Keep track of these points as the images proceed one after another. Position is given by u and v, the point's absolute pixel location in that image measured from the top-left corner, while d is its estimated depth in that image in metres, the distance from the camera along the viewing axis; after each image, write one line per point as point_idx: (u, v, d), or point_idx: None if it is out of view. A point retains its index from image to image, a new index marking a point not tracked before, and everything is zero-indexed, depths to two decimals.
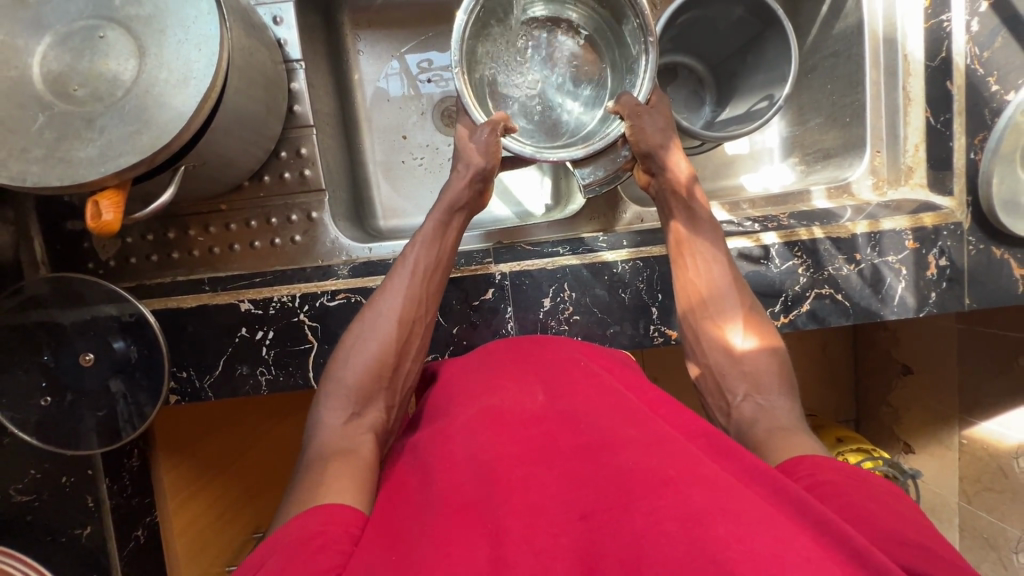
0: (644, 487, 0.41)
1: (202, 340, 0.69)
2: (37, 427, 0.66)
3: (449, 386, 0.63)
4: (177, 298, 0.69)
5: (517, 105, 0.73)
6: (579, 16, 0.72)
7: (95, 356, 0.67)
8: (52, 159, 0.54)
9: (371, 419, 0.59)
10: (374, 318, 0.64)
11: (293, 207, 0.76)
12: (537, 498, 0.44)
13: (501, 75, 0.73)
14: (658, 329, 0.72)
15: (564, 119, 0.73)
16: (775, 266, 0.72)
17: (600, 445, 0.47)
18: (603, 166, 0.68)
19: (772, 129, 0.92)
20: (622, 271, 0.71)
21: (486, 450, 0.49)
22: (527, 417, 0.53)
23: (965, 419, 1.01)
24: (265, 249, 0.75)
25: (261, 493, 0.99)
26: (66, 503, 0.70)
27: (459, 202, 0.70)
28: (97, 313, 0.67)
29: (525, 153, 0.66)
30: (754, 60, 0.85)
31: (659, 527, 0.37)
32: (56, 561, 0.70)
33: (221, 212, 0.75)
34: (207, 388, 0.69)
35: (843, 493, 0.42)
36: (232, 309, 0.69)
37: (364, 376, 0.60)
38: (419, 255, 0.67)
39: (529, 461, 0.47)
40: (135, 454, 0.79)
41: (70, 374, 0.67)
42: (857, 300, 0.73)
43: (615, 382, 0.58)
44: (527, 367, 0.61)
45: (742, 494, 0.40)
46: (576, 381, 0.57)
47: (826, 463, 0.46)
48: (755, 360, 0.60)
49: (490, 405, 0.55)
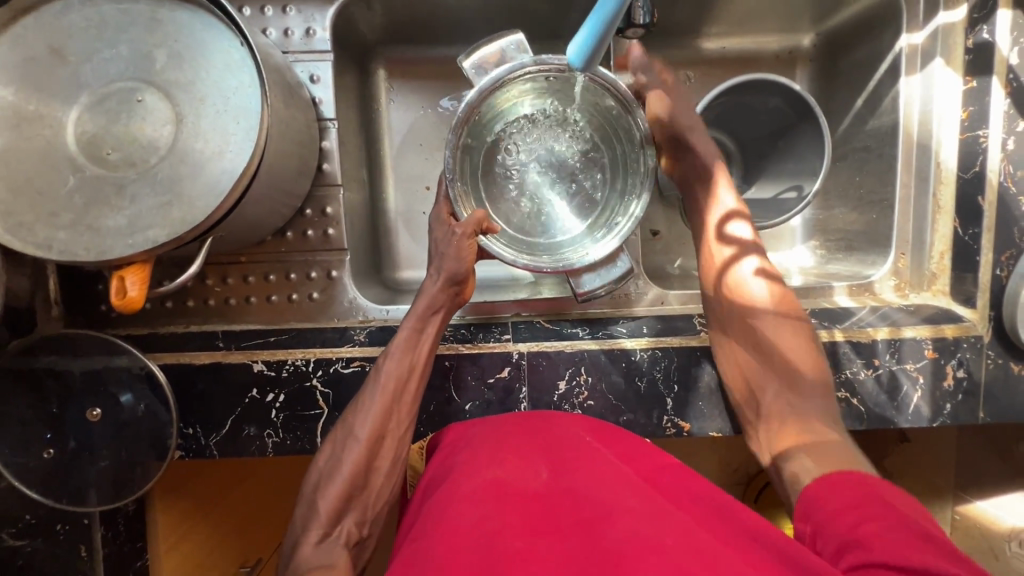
0: (647, 563, 0.42)
1: (211, 398, 0.68)
2: (43, 481, 0.65)
3: (447, 446, 0.63)
4: (190, 353, 0.68)
5: (515, 200, 0.77)
6: (585, 119, 0.75)
7: (102, 411, 0.66)
8: (80, 227, 0.53)
9: (345, 533, 0.58)
10: (347, 432, 0.63)
11: (313, 264, 0.74)
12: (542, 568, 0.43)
13: (501, 171, 0.76)
14: (671, 420, 0.71)
15: (561, 220, 0.76)
16: None
17: (601, 518, 0.48)
18: (599, 276, 0.70)
19: None
20: (640, 359, 0.71)
21: (492, 515, 0.49)
22: (534, 490, 0.53)
23: (958, 494, 1.02)
24: (281, 304, 0.74)
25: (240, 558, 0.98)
26: (59, 551, 0.69)
27: (434, 304, 0.68)
28: (108, 366, 0.66)
29: (515, 262, 0.69)
30: (785, 146, 0.85)
31: None
32: None
33: (241, 263, 0.74)
34: (212, 446, 0.68)
35: (860, 537, 0.45)
36: (245, 369, 0.68)
37: (335, 501, 0.59)
38: (391, 367, 0.65)
39: (531, 531, 0.47)
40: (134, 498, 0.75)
41: (77, 425, 0.66)
42: (872, 405, 0.73)
43: (614, 455, 0.58)
44: (529, 432, 0.61)
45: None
46: (580, 451, 0.57)
47: (843, 481, 0.52)
48: (799, 465, 0.57)
49: (497, 472, 0.54)
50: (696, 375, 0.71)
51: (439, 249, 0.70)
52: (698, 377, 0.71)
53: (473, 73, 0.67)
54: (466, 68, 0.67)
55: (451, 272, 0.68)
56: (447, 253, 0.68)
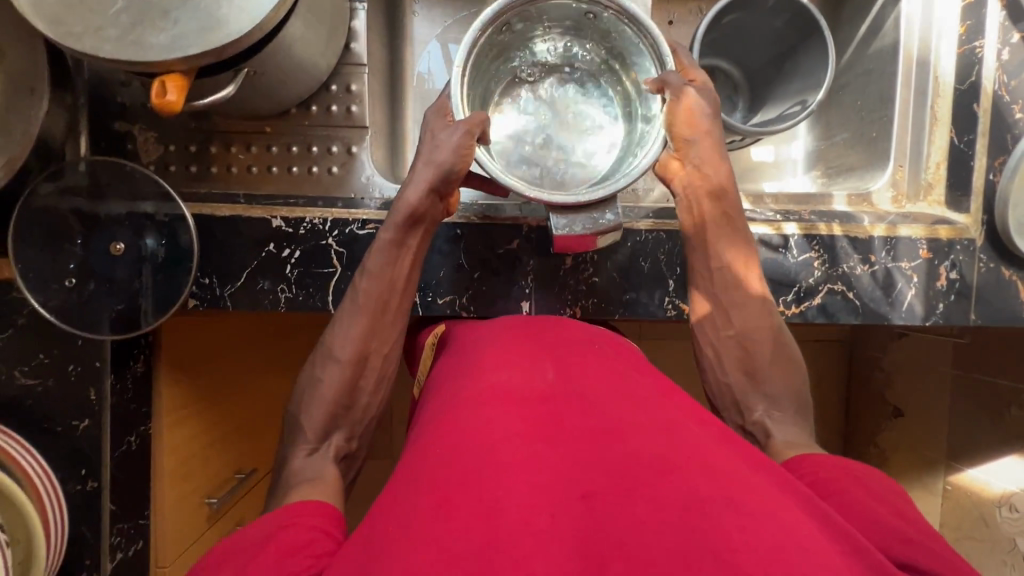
0: (648, 474, 0.39)
1: (230, 250, 0.70)
2: (61, 311, 0.66)
3: (451, 359, 0.62)
4: (212, 205, 0.71)
5: (516, 134, 0.79)
6: (596, 62, 0.78)
7: (125, 246, 0.69)
8: (125, 41, 0.55)
9: (333, 448, 0.61)
10: (326, 353, 0.65)
11: (335, 140, 0.78)
12: (534, 472, 0.40)
13: (507, 102, 0.79)
14: (672, 301, 0.74)
15: (559, 159, 0.78)
16: (792, 256, 0.74)
17: (607, 426, 0.44)
18: (581, 223, 0.63)
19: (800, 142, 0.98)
20: (645, 239, 0.73)
21: (487, 420, 0.45)
22: (533, 392, 0.49)
23: (952, 464, 1.17)
24: (302, 175, 0.77)
25: (222, 453, 1.00)
26: (69, 392, 0.71)
27: (418, 214, 0.67)
28: (134, 207, 0.69)
29: (505, 182, 0.62)
30: (791, 69, 0.89)
31: (661, 512, 0.36)
32: (51, 451, 0.70)
33: (265, 134, 0.77)
34: (227, 298, 0.70)
35: (840, 486, 0.47)
36: (264, 224, 0.70)
37: (320, 416, 0.62)
38: (370, 286, 0.66)
39: (530, 437, 0.43)
40: (141, 360, 0.77)
41: (102, 259, 0.68)
42: (867, 300, 0.75)
43: (621, 363, 0.57)
44: (533, 343, 0.58)
45: (750, 492, 0.38)
46: (583, 363, 0.54)
47: (825, 462, 0.51)
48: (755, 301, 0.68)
49: (494, 380, 0.51)
50: None
51: (428, 142, 0.67)
52: None
53: None
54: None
55: (445, 163, 0.65)
56: (440, 145, 0.65)
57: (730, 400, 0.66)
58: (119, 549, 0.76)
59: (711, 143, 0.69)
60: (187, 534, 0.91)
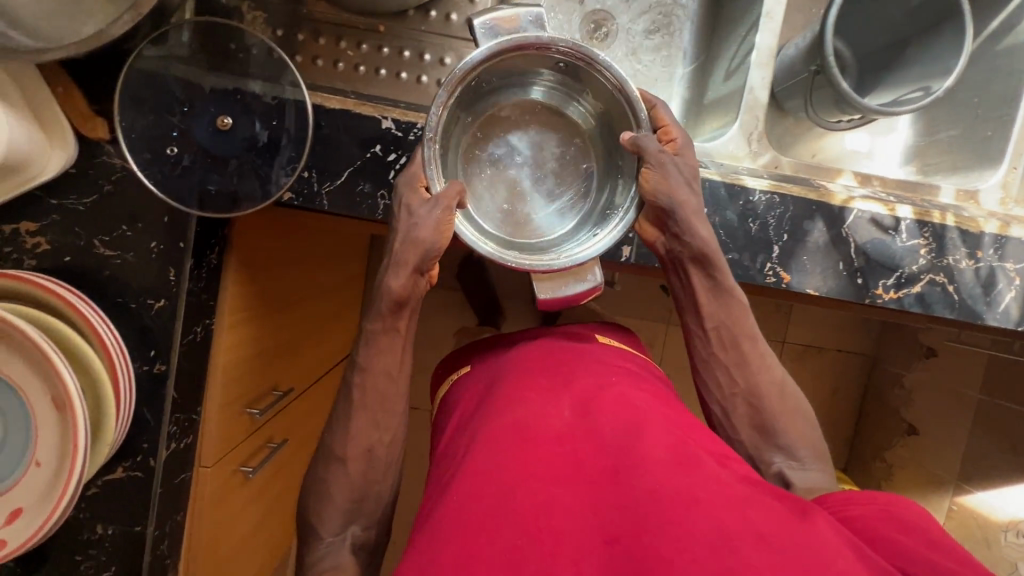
0: (665, 509, 0.50)
1: (331, 144, 0.66)
2: (159, 177, 0.64)
3: (491, 386, 0.73)
4: (321, 96, 0.68)
5: (489, 181, 0.70)
6: (580, 114, 0.71)
7: (231, 122, 0.67)
8: None
9: (352, 536, 0.68)
10: (331, 453, 0.68)
11: (447, 51, 0.74)
12: (561, 517, 0.53)
13: (479, 145, 0.70)
14: (774, 268, 0.72)
15: (533, 218, 0.71)
16: (901, 239, 0.72)
17: (627, 466, 0.56)
18: (569, 283, 0.64)
19: (896, 137, 0.97)
20: (758, 201, 0.71)
21: (515, 464, 0.57)
22: (553, 433, 0.61)
23: (962, 485, 1.17)
24: (410, 82, 0.73)
25: (268, 368, 1.01)
26: (149, 270, 0.68)
27: (401, 299, 0.66)
28: (241, 86, 0.67)
29: (486, 251, 0.62)
30: (914, 53, 0.86)
31: (684, 550, 0.48)
32: (123, 328, 0.68)
33: (378, 34, 0.73)
34: (324, 196, 0.67)
35: (867, 526, 0.52)
36: (373, 124, 0.67)
37: (344, 502, 0.67)
38: (360, 382, 0.69)
39: (554, 481, 0.56)
40: (214, 252, 0.75)
41: (207, 134, 0.66)
42: (965, 296, 0.73)
43: (643, 393, 0.67)
44: (559, 379, 0.69)
45: (765, 519, 0.49)
46: (602, 399, 0.64)
47: (851, 498, 0.56)
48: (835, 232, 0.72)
49: (518, 420, 0.62)
50: (807, 229, 0.72)
51: (404, 223, 0.63)
52: (809, 231, 0.72)
53: (483, 32, 0.60)
54: (476, 25, 0.60)
55: (428, 244, 0.63)
56: (422, 222, 0.62)
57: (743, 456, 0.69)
58: (174, 439, 0.73)
59: (691, 212, 0.65)
60: (230, 440, 0.91)
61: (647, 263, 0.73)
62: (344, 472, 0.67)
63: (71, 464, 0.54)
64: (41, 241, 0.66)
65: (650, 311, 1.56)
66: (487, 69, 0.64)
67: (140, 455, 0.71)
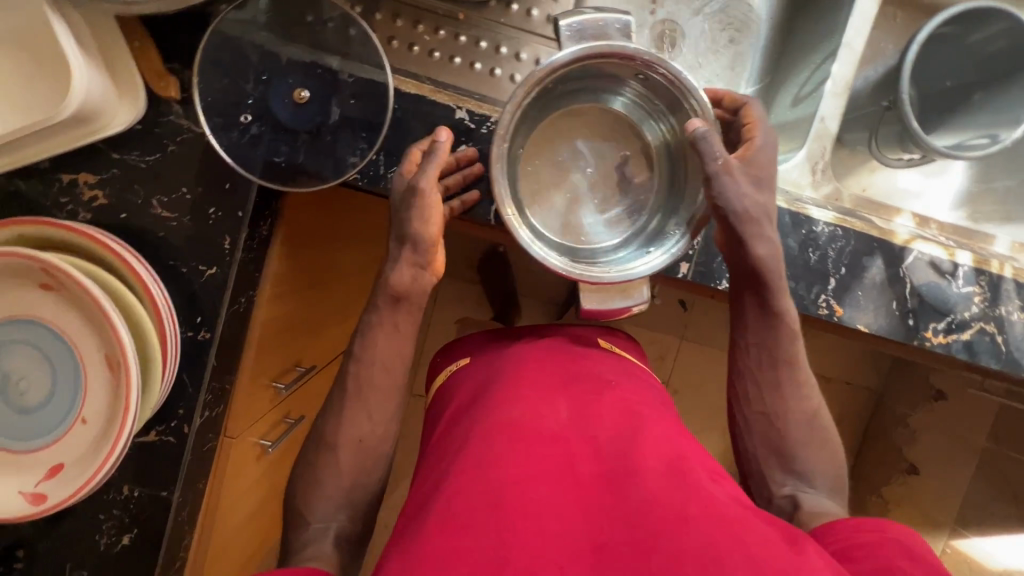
0: (658, 524, 0.52)
1: (402, 128, 0.66)
2: (230, 143, 0.64)
3: (486, 379, 0.72)
4: (399, 79, 0.67)
5: (550, 185, 0.67)
6: (654, 133, 0.67)
7: (308, 95, 0.67)
8: None
9: (337, 523, 0.61)
10: (322, 438, 0.64)
11: (524, 45, 0.73)
12: (551, 520, 0.54)
13: (548, 146, 0.67)
14: (827, 299, 0.71)
15: (581, 226, 0.67)
16: (956, 285, 0.73)
17: (621, 478, 0.57)
18: (611, 298, 0.59)
19: (948, 181, 0.95)
20: (820, 231, 0.71)
21: (510, 461, 0.58)
22: (549, 434, 0.61)
23: (959, 529, 1.17)
24: (483, 74, 0.72)
25: (292, 346, 0.99)
26: (204, 236, 0.67)
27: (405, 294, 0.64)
28: (318, 59, 0.67)
29: (549, 262, 0.57)
30: (982, 99, 0.86)
31: (675, 564, 0.49)
32: (173, 289, 0.67)
33: (457, 21, 0.72)
34: (389, 180, 0.66)
35: (868, 553, 0.50)
36: (448, 112, 0.66)
37: (340, 482, 0.63)
38: (374, 371, 0.65)
39: (547, 482, 0.57)
40: (265, 224, 0.74)
41: (284, 105, 0.67)
42: (1013, 347, 0.73)
43: (643, 404, 0.68)
44: (557, 379, 0.69)
45: (758, 540, 0.50)
46: (600, 408, 0.65)
47: (857, 524, 0.53)
48: (891, 271, 0.72)
49: (515, 419, 0.62)
50: (865, 265, 0.71)
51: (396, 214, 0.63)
52: (867, 267, 0.71)
53: (568, 35, 0.55)
54: (562, 26, 0.55)
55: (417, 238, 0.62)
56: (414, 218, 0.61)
57: (754, 475, 0.65)
58: (209, 406, 0.72)
59: (761, 214, 0.61)
60: (254, 413, 0.90)
61: (704, 282, 0.70)
62: (354, 455, 0.64)
63: (121, 426, 0.53)
64: (98, 194, 0.66)
65: (662, 324, 1.55)
66: (566, 74, 0.61)
67: (174, 420, 0.70)
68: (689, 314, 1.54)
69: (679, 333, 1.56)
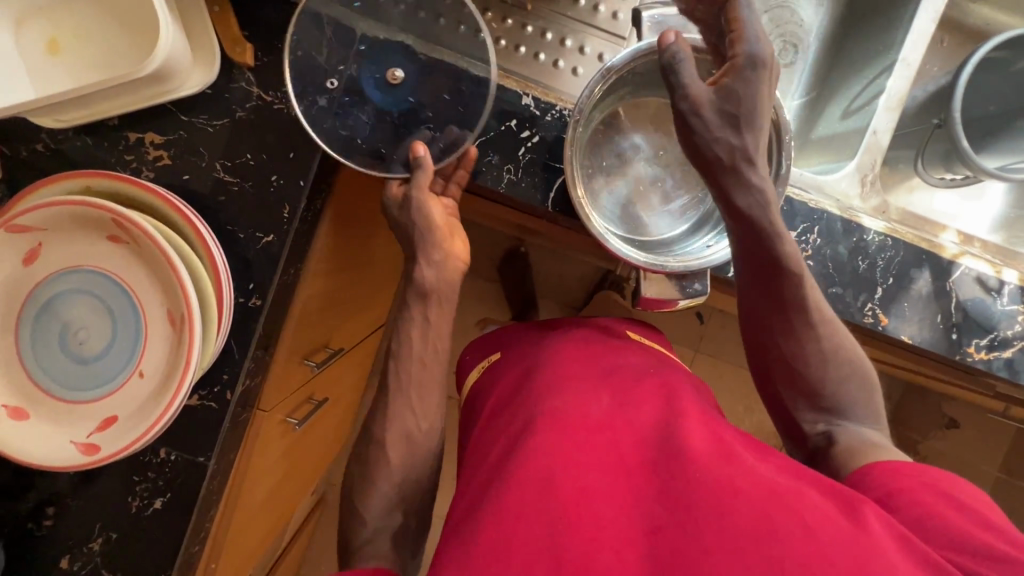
0: (708, 501, 0.51)
1: (469, 111, 0.67)
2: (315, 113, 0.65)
3: (527, 368, 0.72)
4: (468, 61, 0.67)
5: (611, 175, 0.68)
6: None
7: (398, 76, 0.67)
8: None
9: None
10: None
11: (586, 39, 0.73)
12: (602, 508, 0.54)
13: (612, 138, 0.68)
14: (873, 309, 0.72)
15: (641, 217, 0.67)
16: (1000, 302, 0.73)
17: (668, 462, 0.56)
18: (661, 288, 0.62)
19: (985, 205, 0.97)
20: (871, 240, 0.72)
21: (555, 450, 0.57)
22: (590, 420, 0.60)
23: None
24: (546, 65, 0.72)
25: (327, 323, 1.00)
26: (264, 203, 0.67)
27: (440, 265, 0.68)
28: (393, 38, 0.67)
29: (630, 255, 0.59)
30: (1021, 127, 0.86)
31: (732, 542, 0.48)
32: (229, 254, 0.68)
33: (525, 11, 0.73)
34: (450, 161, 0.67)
35: (916, 503, 0.51)
36: (514, 98, 0.67)
37: None
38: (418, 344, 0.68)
39: (593, 470, 0.56)
40: (319, 197, 0.74)
41: (357, 80, 0.66)
42: None
43: (680, 388, 0.67)
44: (591, 368, 0.69)
45: (811, 510, 0.49)
46: (638, 394, 0.65)
47: (898, 468, 0.54)
48: (937, 285, 0.72)
49: (555, 408, 0.62)
50: (913, 277, 0.72)
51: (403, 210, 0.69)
52: (914, 279, 0.72)
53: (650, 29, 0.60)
54: (645, 17, 0.60)
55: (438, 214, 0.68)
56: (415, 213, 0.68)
57: (786, 416, 0.67)
58: (252, 374, 0.72)
59: (743, 157, 0.53)
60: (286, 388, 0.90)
61: None
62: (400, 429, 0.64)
63: (179, 380, 0.53)
64: (163, 154, 0.66)
65: (678, 336, 1.56)
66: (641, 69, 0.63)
67: (217, 385, 0.70)
68: (706, 327, 1.55)
69: (693, 345, 1.56)
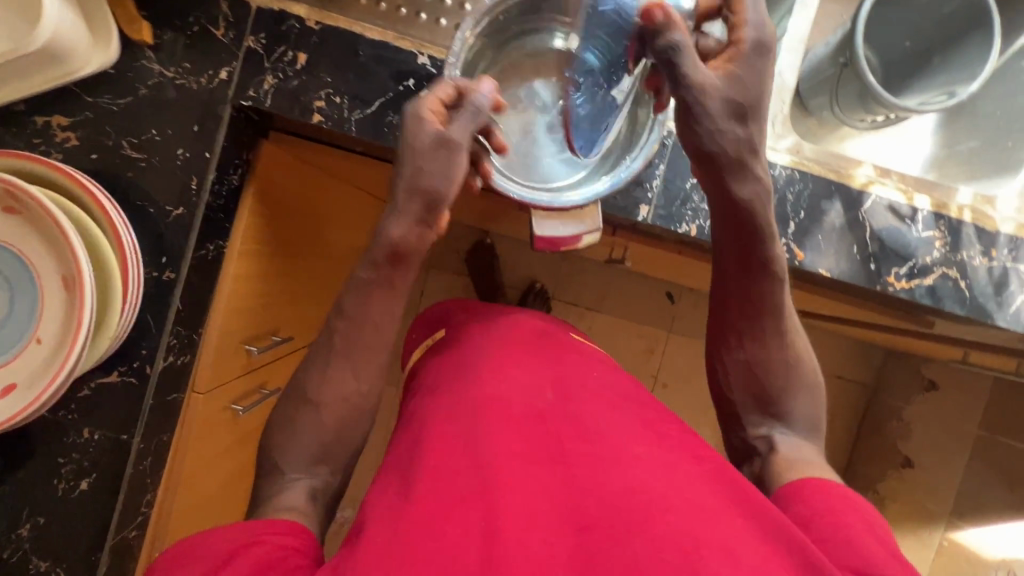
0: (639, 511, 0.48)
1: (366, 72, 0.68)
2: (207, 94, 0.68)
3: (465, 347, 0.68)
4: (363, 27, 0.69)
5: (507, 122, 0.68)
6: None
7: (285, 47, 0.68)
8: None
9: None
10: None
11: None
12: (533, 500, 0.50)
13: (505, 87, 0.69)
14: (788, 244, 0.72)
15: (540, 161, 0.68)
16: (916, 229, 0.73)
17: (602, 460, 0.53)
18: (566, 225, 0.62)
19: (915, 147, 0.97)
20: (778, 175, 0.72)
21: (489, 438, 0.54)
22: (530, 411, 0.57)
23: (953, 520, 1.12)
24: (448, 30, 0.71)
25: (272, 308, 0.99)
26: (172, 176, 0.69)
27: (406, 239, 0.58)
28: (284, 10, 0.68)
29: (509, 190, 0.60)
30: (941, 61, 0.87)
31: (656, 553, 0.45)
32: (141, 229, 0.69)
33: None
34: (352, 123, 0.68)
35: (836, 527, 0.48)
36: (410, 58, 0.69)
37: None
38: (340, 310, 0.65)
39: (529, 461, 0.53)
40: (236, 172, 0.76)
41: (251, 56, 0.68)
42: (976, 293, 0.73)
43: (624, 388, 0.64)
44: (537, 355, 0.65)
45: (733, 532, 0.46)
46: (583, 387, 0.61)
47: (828, 489, 0.52)
48: (849, 216, 0.73)
49: (497, 393, 0.58)
50: (824, 209, 0.72)
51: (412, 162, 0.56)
52: (826, 211, 0.72)
53: None
54: None
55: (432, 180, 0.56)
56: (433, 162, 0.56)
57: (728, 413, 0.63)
58: (175, 352, 0.73)
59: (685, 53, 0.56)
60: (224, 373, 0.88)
61: (665, 226, 0.70)
62: None
63: (70, 343, 0.54)
64: (71, 136, 0.68)
65: (648, 316, 1.55)
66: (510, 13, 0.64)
67: (137, 360, 0.71)
68: (676, 307, 1.54)
69: (667, 325, 1.55)
